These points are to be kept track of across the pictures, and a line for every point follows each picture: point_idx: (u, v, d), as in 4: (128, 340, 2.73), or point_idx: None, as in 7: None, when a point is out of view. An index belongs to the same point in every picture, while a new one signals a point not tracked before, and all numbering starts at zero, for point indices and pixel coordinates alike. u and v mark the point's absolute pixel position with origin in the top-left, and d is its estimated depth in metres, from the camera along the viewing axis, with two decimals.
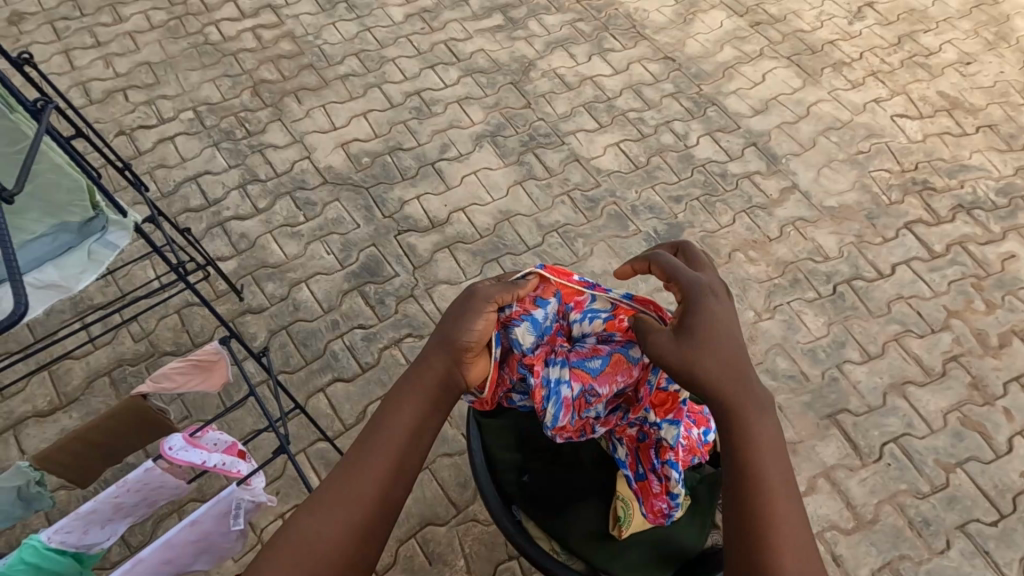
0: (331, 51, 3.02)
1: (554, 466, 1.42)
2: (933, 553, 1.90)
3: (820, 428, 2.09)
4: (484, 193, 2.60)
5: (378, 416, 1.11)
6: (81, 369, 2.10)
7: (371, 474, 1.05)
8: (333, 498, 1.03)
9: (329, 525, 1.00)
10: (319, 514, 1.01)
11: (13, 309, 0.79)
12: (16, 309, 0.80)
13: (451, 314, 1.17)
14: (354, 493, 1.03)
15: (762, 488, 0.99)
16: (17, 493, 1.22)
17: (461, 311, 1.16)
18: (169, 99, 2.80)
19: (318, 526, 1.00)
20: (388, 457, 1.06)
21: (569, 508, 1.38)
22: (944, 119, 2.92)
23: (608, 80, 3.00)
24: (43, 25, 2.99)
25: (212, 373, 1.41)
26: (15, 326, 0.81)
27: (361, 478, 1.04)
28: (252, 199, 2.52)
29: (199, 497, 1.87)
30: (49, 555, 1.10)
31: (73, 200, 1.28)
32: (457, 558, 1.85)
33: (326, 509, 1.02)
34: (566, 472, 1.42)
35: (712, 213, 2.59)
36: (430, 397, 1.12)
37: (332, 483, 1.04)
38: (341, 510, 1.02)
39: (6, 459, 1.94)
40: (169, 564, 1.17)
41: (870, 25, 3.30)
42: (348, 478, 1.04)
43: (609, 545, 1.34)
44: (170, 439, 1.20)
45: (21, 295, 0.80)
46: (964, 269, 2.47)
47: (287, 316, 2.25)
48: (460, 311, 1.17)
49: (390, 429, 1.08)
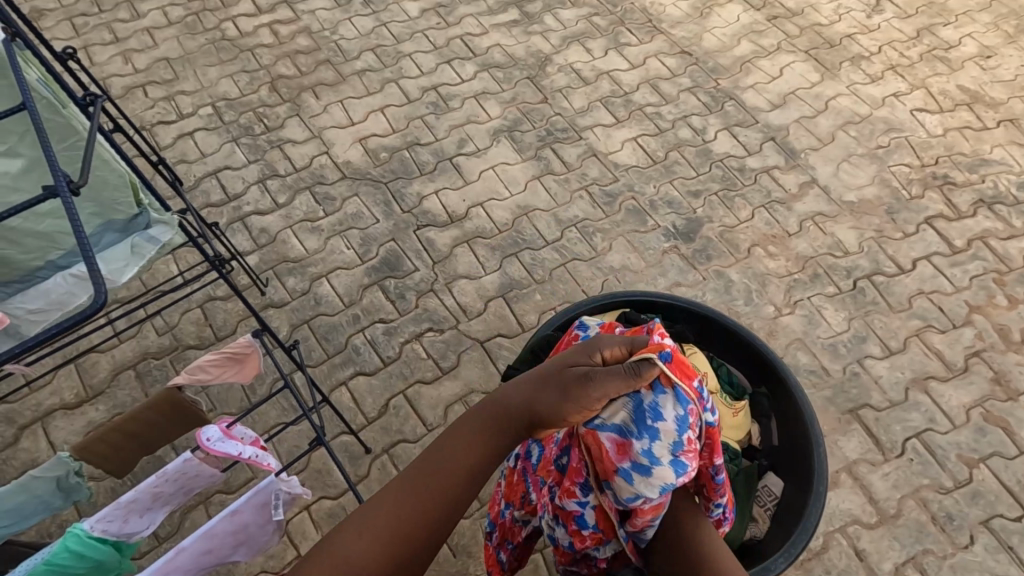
0: (347, 46, 3.02)
1: None
2: (957, 548, 1.90)
3: (841, 423, 2.09)
4: (502, 187, 2.61)
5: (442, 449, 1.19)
6: (108, 362, 2.13)
7: (411, 508, 1.12)
8: (377, 519, 1.11)
9: (363, 543, 1.07)
10: (359, 532, 1.09)
11: (93, 299, 0.82)
12: (97, 298, 0.82)
13: (537, 378, 1.21)
14: (396, 517, 1.11)
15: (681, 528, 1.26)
16: (57, 484, 1.23)
17: (567, 390, 1.15)
18: (188, 95, 2.81)
19: (352, 540, 1.08)
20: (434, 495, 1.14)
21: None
22: (964, 113, 2.90)
23: (625, 75, 3.00)
24: (62, 21, 3.01)
25: (246, 364, 1.43)
26: (94, 316, 0.83)
27: (402, 503, 1.12)
28: (272, 194, 2.54)
29: (225, 489, 1.90)
30: (92, 543, 1.11)
31: (119, 197, 1.31)
32: (481, 551, 1.87)
33: (365, 522, 1.10)
34: None
35: (730, 207, 2.58)
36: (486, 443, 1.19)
37: (380, 505, 1.13)
38: (376, 532, 1.09)
39: (35, 451, 1.97)
40: (210, 553, 1.19)
41: (889, 18, 3.27)
42: (394, 501, 1.13)
43: None
44: (207, 430, 1.22)
45: (100, 283, 0.83)
46: (986, 264, 2.45)
47: (309, 311, 2.27)
48: (552, 391, 1.18)
49: (449, 463, 1.17)
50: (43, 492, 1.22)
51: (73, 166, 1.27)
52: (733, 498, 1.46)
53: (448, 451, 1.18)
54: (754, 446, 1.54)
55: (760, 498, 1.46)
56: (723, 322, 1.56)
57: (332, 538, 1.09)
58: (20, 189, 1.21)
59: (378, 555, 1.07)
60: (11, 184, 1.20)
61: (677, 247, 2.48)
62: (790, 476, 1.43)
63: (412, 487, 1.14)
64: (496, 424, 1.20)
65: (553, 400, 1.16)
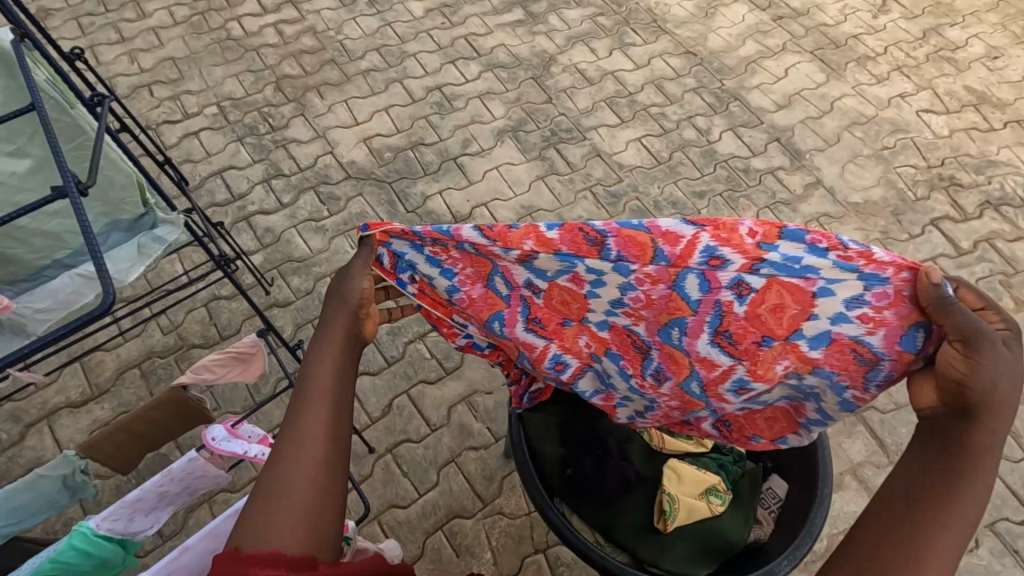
0: (352, 46, 3.03)
1: (601, 457, 1.41)
2: (963, 551, 1.89)
3: (847, 425, 2.09)
4: (506, 187, 2.61)
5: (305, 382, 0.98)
6: (112, 361, 2.13)
7: (327, 441, 0.93)
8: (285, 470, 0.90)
9: (299, 496, 0.88)
10: (288, 495, 0.88)
11: (102, 299, 0.83)
12: (104, 300, 0.83)
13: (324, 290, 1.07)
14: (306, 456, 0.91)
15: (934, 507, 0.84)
16: (63, 482, 1.23)
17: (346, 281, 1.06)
18: (194, 95, 2.82)
19: (275, 500, 0.87)
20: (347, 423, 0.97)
21: (620, 491, 1.38)
22: (971, 114, 2.88)
23: (630, 75, 2.99)
24: (69, 20, 3.02)
25: (250, 365, 1.43)
26: (103, 316, 0.84)
27: (310, 449, 0.91)
28: (277, 193, 2.54)
29: (229, 488, 1.91)
30: (97, 541, 1.11)
31: (126, 197, 1.32)
32: (484, 551, 1.87)
33: (287, 475, 0.89)
34: (612, 460, 1.41)
35: (735, 208, 2.58)
36: (356, 351, 1.03)
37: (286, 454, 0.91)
38: (307, 485, 0.89)
39: (41, 449, 1.98)
40: (215, 553, 1.18)
41: (895, 19, 3.26)
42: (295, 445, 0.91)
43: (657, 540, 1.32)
44: (212, 430, 1.22)
45: (108, 285, 0.83)
46: (993, 266, 2.44)
47: (313, 310, 2.27)
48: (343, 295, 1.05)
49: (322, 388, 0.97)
50: (49, 491, 1.22)
51: (81, 165, 1.27)
52: (739, 501, 1.39)
53: (323, 371, 0.98)
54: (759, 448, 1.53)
55: (764, 501, 1.42)
56: None
57: (253, 510, 0.87)
58: (28, 189, 1.21)
59: (322, 503, 0.89)
60: (19, 185, 1.20)
61: None
62: (796, 477, 1.38)
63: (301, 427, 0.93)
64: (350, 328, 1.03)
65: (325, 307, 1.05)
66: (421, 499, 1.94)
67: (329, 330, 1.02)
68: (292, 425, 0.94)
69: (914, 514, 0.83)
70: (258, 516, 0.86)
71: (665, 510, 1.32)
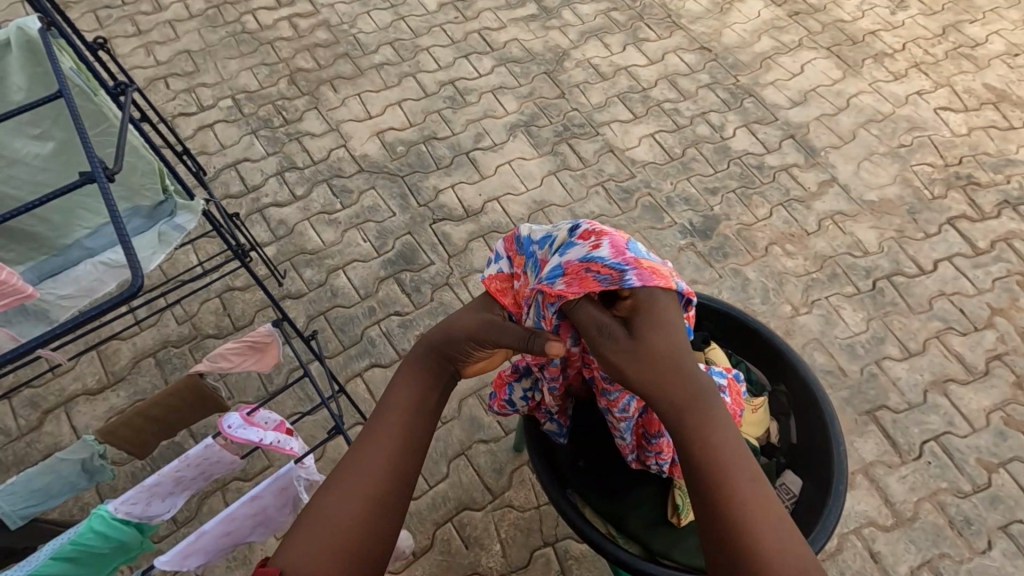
0: (366, 40, 3.04)
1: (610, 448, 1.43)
2: (975, 552, 1.88)
3: (858, 425, 2.08)
4: (518, 181, 2.61)
5: (383, 402, 1.10)
6: (128, 350, 2.16)
7: (392, 452, 1.04)
8: (348, 474, 1.01)
9: (356, 499, 0.98)
10: (344, 519, 0.96)
11: (129, 283, 0.82)
12: (132, 282, 0.81)
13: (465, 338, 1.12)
14: (366, 468, 1.01)
15: (718, 467, 0.92)
16: (82, 466, 1.25)
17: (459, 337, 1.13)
18: (209, 87, 2.84)
19: (334, 508, 0.97)
20: (408, 461, 1.04)
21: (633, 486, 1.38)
22: (990, 112, 2.84)
23: (643, 70, 2.98)
24: (87, 13, 3.05)
25: (264, 354, 1.45)
26: (131, 299, 0.84)
27: (376, 467, 1.02)
28: (290, 186, 2.56)
29: (242, 476, 1.94)
30: (115, 524, 1.12)
31: (147, 183, 1.35)
32: (493, 543, 1.88)
33: (343, 501, 0.98)
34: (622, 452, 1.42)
35: (748, 205, 2.57)
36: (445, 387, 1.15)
37: (349, 467, 1.02)
38: (366, 491, 0.99)
39: (57, 435, 2.01)
40: (229, 535, 1.20)
41: (914, 15, 3.22)
42: (362, 455, 1.03)
43: (671, 531, 1.33)
44: (229, 417, 1.24)
45: (136, 267, 0.83)
46: (1009, 266, 2.41)
47: (324, 302, 2.29)
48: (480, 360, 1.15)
49: (396, 406, 1.09)
50: (66, 474, 1.24)
51: (105, 152, 1.31)
52: None
53: (402, 393, 1.10)
54: (772, 444, 1.50)
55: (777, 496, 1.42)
56: (742, 319, 1.50)
57: (306, 524, 0.96)
58: (48, 169, 1.24)
59: (369, 511, 0.98)
60: (41, 165, 1.23)
61: (693, 245, 2.46)
62: (809, 473, 1.38)
63: (371, 441, 1.04)
64: (440, 379, 1.14)
65: (509, 325, 1.11)
66: (431, 490, 1.95)
67: (422, 367, 1.14)
68: (361, 443, 1.05)
69: (724, 504, 0.90)
70: (313, 527, 0.95)
71: (678, 504, 1.31)
